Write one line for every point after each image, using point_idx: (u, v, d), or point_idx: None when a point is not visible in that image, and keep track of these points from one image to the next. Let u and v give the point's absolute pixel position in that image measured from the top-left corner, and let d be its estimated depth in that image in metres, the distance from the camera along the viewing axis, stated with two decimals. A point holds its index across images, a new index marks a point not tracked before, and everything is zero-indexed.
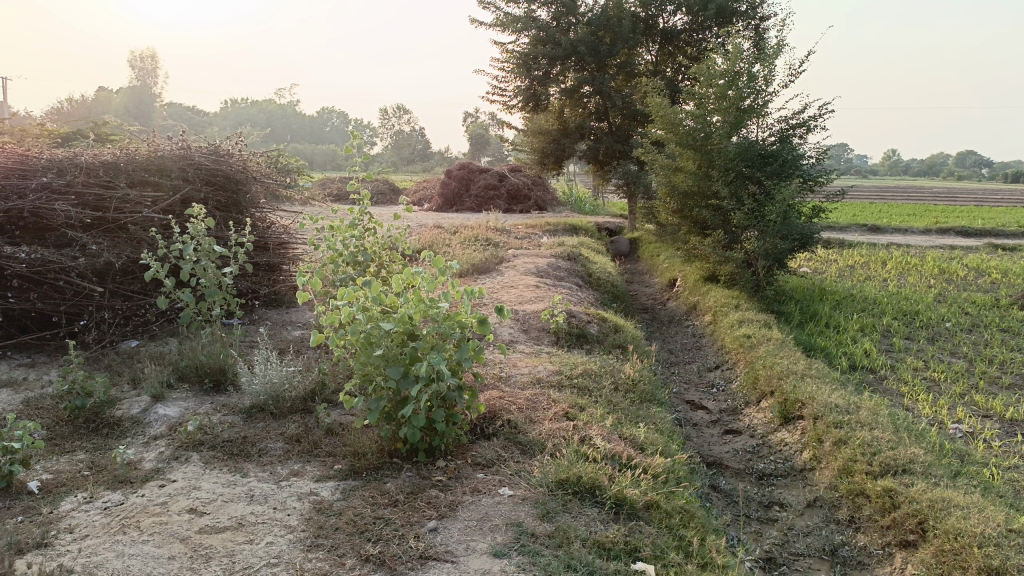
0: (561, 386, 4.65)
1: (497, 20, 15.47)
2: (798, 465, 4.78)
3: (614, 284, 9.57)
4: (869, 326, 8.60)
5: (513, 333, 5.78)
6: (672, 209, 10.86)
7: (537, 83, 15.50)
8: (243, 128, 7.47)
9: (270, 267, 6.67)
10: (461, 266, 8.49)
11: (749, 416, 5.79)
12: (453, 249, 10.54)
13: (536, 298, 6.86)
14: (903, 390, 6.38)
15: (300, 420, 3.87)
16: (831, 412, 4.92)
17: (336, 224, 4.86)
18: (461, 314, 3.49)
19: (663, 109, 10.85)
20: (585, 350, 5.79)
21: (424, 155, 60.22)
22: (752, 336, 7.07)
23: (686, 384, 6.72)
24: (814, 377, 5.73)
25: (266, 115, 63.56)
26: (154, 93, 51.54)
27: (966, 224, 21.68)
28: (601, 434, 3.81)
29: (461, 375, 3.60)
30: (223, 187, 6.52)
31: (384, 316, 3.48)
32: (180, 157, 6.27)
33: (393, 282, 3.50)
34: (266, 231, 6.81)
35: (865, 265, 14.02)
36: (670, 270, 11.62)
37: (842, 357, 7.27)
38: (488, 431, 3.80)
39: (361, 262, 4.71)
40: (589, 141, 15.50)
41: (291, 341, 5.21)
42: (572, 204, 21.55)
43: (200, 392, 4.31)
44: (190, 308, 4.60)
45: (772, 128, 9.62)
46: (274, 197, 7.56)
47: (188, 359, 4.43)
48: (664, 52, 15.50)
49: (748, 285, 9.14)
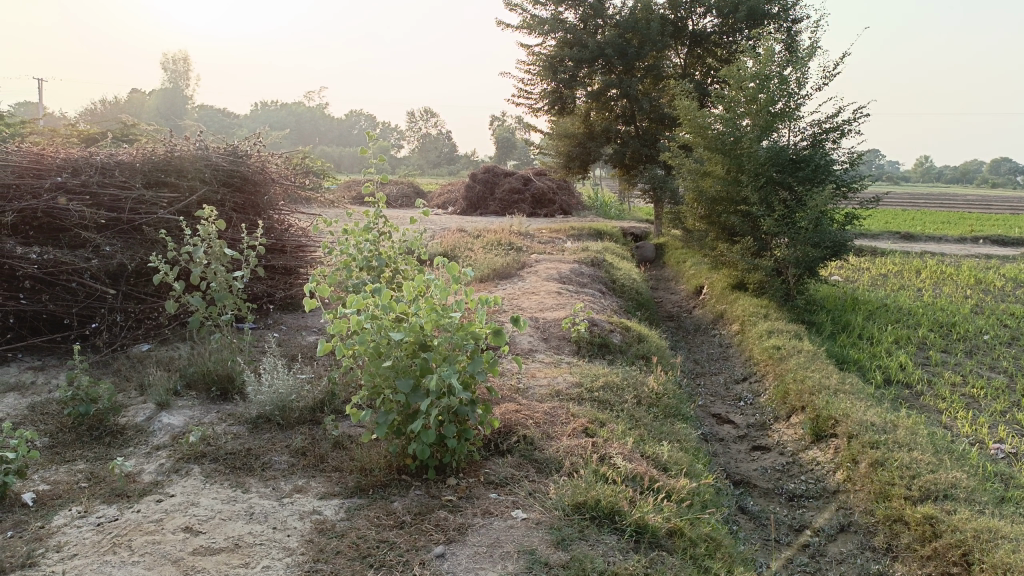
0: (581, 399, 4.44)
1: (524, 22, 15.32)
2: (831, 486, 4.54)
3: (639, 290, 9.35)
4: (904, 338, 8.28)
5: (532, 341, 5.59)
6: (700, 215, 10.61)
7: (563, 86, 15.32)
8: (263, 128, 7.36)
9: (286, 270, 6.54)
10: (482, 271, 8.32)
11: (778, 432, 5.54)
12: (475, 253, 10.38)
13: (558, 305, 6.66)
14: (941, 407, 6.09)
15: (307, 432, 3.71)
16: (867, 431, 4.66)
17: (350, 228, 4.71)
18: (475, 325, 3.31)
19: (691, 113, 10.61)
20: (608, 360, 5.58)
21: (450, 158, 60.26)
22: (782, 348, 6.81)
23: (712, 397, 6.49)
24: (847, 393, 5.47)
25: (295, 118, 64.02)
26: (185, 95, 52.09)
27: (1002, 233, 21.08)
28: (622, 452, 3.60)
29: (474, 389, 3.41)
30: (240, 188, 6.39)
31: (394, 325, 3.31)
32: (197, 158, 6.15)
33: (405, 289, 3.33)
34: (283, 234, 6.68)
35: (898, 274, 13.64)
36: (697, 277, 11.36)
37: (876, 370, 6.99)
38: (503, 447, 3.61)
39: (376, 267, 4.49)
40: (616, 145, 15.28)
41: (303, 348, 5.06)
42: (597, 209, 21.31)
43: (206, 400, 4.16)
44: (199, 313, 4.47)
45: (804, 133, 9.34)
46: (293, 199, 7.43)
47: (196, 366, 4.29)
48: (693, 55, 15.24)
49: (778, 294, 8.86)
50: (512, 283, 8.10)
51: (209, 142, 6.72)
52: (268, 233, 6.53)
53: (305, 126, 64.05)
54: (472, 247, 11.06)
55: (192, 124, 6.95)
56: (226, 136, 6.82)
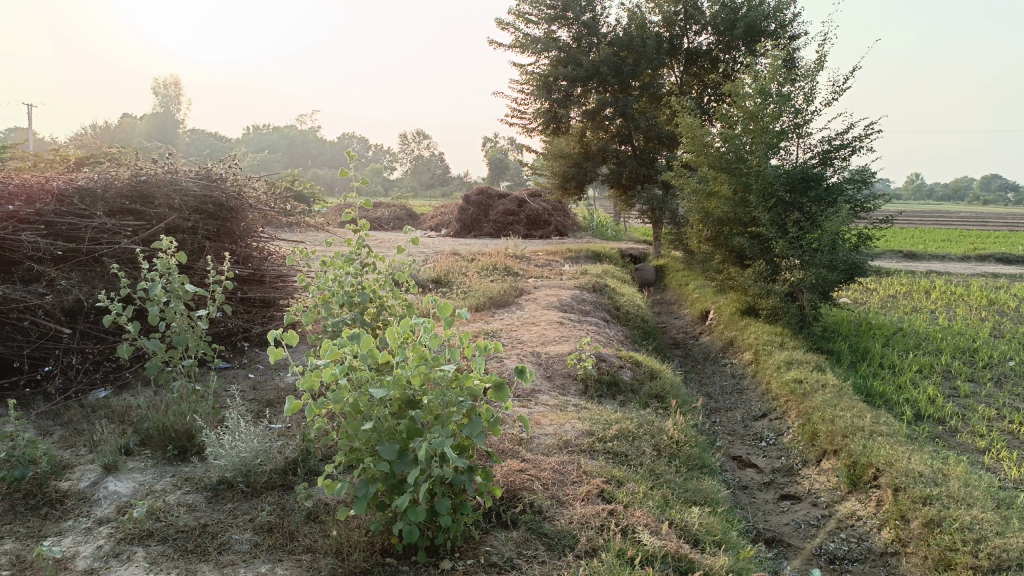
0: (593, 452, 3.90)
1: (517, 41, 14.93)
2: (877, 547, 4.01)
3: (644, 318, 8.83)
4: (928, 367, 7.77)
5: (535, 381, 5.05)
6: (705, 237, 10.12)
7: (558, 106, 14.89)
8: (239, 149, 6.82)
9: (264, 303, 6.00)
10: (477, 300, 7.81)
11: (808, 480, 5.00)
12: (469, 280, 9.86)
13: (560, 338, 6.12)
14: (981, 446, 5.56)
15: (276, 501, 3.17)
16: (916, 483, 4.13)
17: (328, 260, 4.15)
18: (472, 377, 2.79)
19: (694, 131, 10.15)
20: (619, 401, 5.04)
21: (443, 180, 59.86)
22: (803, 382, 6.29)
23: (730, 437, 5.95)
24: (884, 435, 4.94)
25: (287, 142, 63.71)
26: (177, 119, 51.68)
27: (1006, 251, 20.61)
28: (647, 524, 3.07)
29: (472, 453, 2.87)
30: (214, 215, 5.87)
31: (377, 379, 2.79)
32: (167, 183, 5.62)
33: (389, 335, 2.80)
34: (261, 264, 6.15)
35: (908, 296, 13.15)
36: (702, 301, 10.86)
37: (904, 405, 6.46)
38: (507, 517, 3.06)
39: (358, 303, 3.95)
40: (612, 165, 14.79)
41: (280, 394, 4.50)
42: (594, 230, 20.85)
43: (161, 460, 3.60)
44: (157, 358, 3.91)
45: (813, 149, 8.85)
46: (272, 224, 6.91)
47: (152, 420, 3.74)
48: (690, 73, 14.85)
49: (793, 321, 8.35)
50: (510, 312, 7.58)
51: (181, 165, 6.20)
52: (245, 262, 6.00)
53: (297, 148, 63.72)
54: (467, 273, 10.55)
55: (162, 145, 6.44)
56: (197, 158, 6.29)
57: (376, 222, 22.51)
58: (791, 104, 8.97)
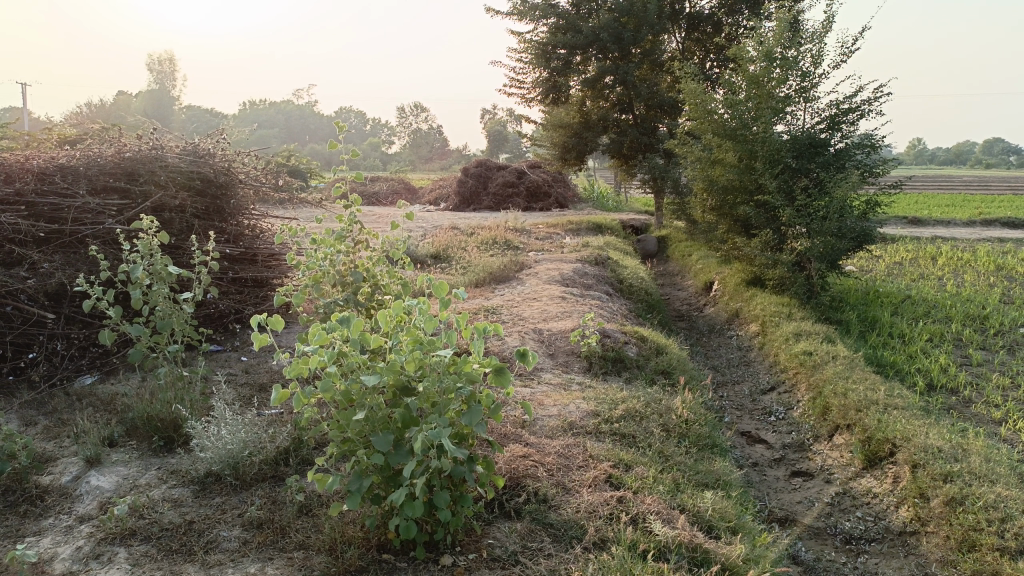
0: (599, 434, 3.74)
1: (514, 8, 14.56)
2: (895, 527, 3.87)
3: (648, 290, 8.66)
4: (938, 335, 7.60)
5: (537, 359, 4.88)
6: (709, 206, 9.90)
7: (557, 74, 14.56)
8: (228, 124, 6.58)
9: (257, 282, 5.81)
10: (477, 275, 7.63)
11: (821, 455, 4.85)
12: (468, 254, 9.66)
13: (563, 314, 5.94)
14: (997, 416, 5.40)
15: (266, 494, 3.01)
16: (936, 460, 3.96)
17: (318, 237, 3.95)
18: (470, 362, 2.60)
19: (697, 97, 9.88)
20: (625, 378, 4.88)
21: (442, 153, 59.34)
22: (813, 354, 6.12)
23: (738, 411, 5.79)
24: (900, 409, 4.78)
25: (283, 117, 63.15)
26: (172, 96, 51.12)
27: (1011, 214, 20.35)
28: (658, 512, 2.91)
29: (472, 442, 2.70)
30: (202, 192, 5.65)
31: (368, 365, 2.60)
32: (153, 159, 5.41)
33: (381, 320, 2.61)
34: (253, 243, 5.95)
35: (914, 262, 12.95)
36: (706, 272, 10.68)
37: (916, 375, 6.30)
38: (509, 507, 2.90)
39: (351, 282, 3.86)
40: (613, 134, 14.50)
41: (273, 379, 4.34)
42: (594, 201, 20.60)
43: (147, 452, 3.44)
44: (141, 344, 3.74)
45: (820, 114, 8.59)
46: (265, 200, 6.71)
47: (137, 409, 3.57)
48: (691, 38, 14.52)
49: (801, 291, 8.16)
50: (510, 287, 7.40)
51: (166, 140, 5.97)
52: (236, 241, 5.80)
53: (294, 124, 63.13)
54: (466, 247, 10.35)
55: (148, 121, 6.20)
56: (184, 133, 6.06)
57: (375, 196, 22.26)
58: (797, 67, 8.69)
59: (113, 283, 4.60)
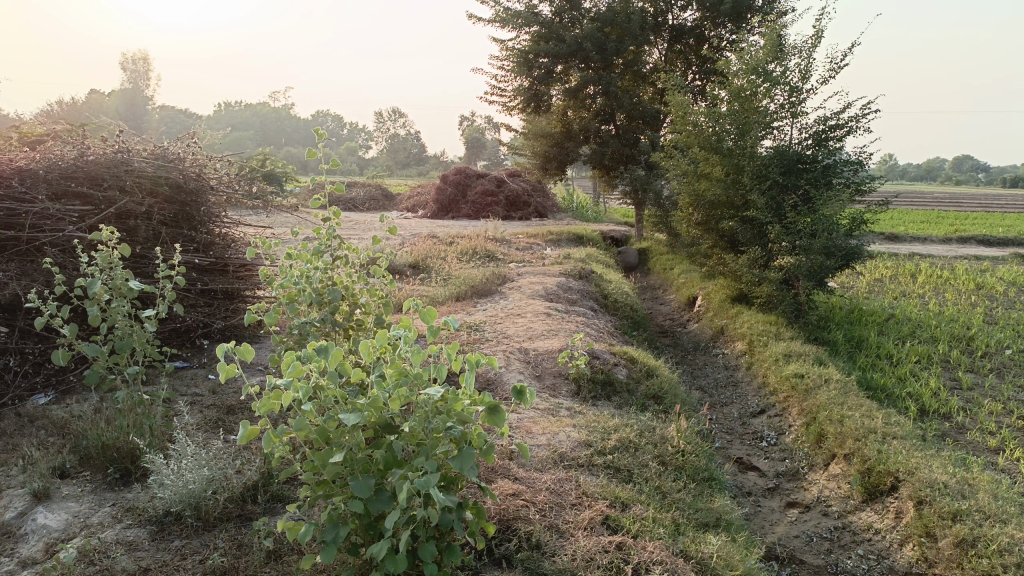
0: (592, 467, 3.52)
1: (497, 15, 14.36)
2: (900, 566, 3.68)
3: (632, 306, 8.47)
4: (926, 356, 7.47)
5: (523, 382, 4.66)
6: (694, 221, 9.74)
7: (539, 83, 14.39)
8: (199, 127, 6.26)
9: (227, 295, 5.52)
10: (458, 288, 7.41)
11: (817, 485, 4.66)
12: (448, 265, 9.42)
13: (549, 332, 5.72)
14: (993, 445, 5.25)
15: (232, 537, 2.73)
16: (942, 496, 3.79)
17: (294, 252, 3.67)
18: (462, 399, 2.33)
19: (682, 109, 9.73)
20: (615, 404, 4.66)
21: (420, 159, 58.95)
22: (805, 377, 5.94)
23: (728, 435, 5.59)
24: (899, 439, 4.60)
25: (260, 120, 62.49)
26: (146, 95, 50.21)
27: (986, 232, 20.50)
28: (661, 561, 2.69)
29: (462, 484, 2.43)
30: (170, 198, 5.35)
31: (348, 401, 2.34)
32: (117, 163, 5.10)
33: (363, 351, 2.35)
34: (223, 252, 5.66)
35: (894, 279, 12.90)
36: (689, 286, 10.52)
37: (907, 399, 6.15)
38: (500, 554, 2.65)
39: (329, 301, 3.48)
40: (594, 144, 14.31)
41: (242, 403, 4.05)
42: (574, 211, 20.43)
43: (100, 486, 3.14)
44: (98, 365, 3.43)
45: (807, 129, 8.44)
46: (238, 207, 6.42)
47: (92, 438, 3.27)
48: (674, 50, 14.40)
49: (788, 310, 8.01)
50: (493, 302, 7.16)
51: (134, 143, 5.65)
52: (205, 251, 5.51)
53: (270, 127, 62.42)
54: (446, 257, 10.09)
55: (115, 122, 5.88)
56: (153, 136, 5.74)
57: (351, 203, 21.94)
58: (784, 81, 8.55)
59: (70, 297, 4.31)
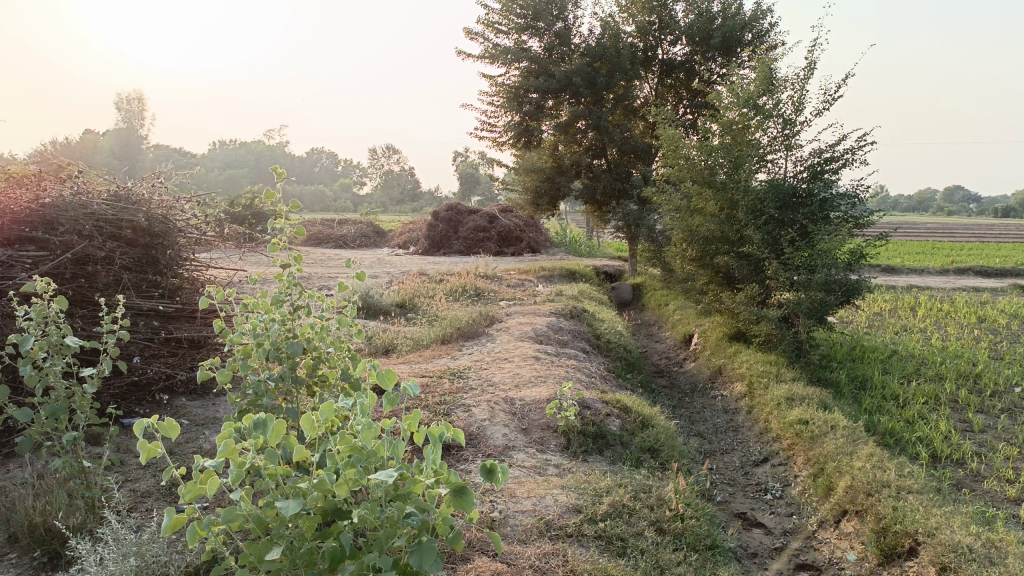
0: (581, 538, 3.17)
1: (486, 52, 14.25)
2: None
3: (626, 346, 8.16)
4: (933, 396, 7.14)
5: (508, 436, 4.31)
6: (689, 257, 9.46)
7: (529, 118, 14.24)
8: (166, 165, 5.97)
9: (192, 343, 5.20)
10: (443, 331, 7.09)
11: (828, 546, 4.30)
12: (435, 304, 9.11)
13: (537, 379, 5.38)
14: (1013, 495, 4.91)
15: None
16: (968, 563, 3.44)
17: (252, 301, 3.33)
18: (423, 481, 1.95)
19: (674, 143, 9.50)
20: (607, 459, 4.32)
21: (414, 195, 58.91)
22: (810, 423, 5.60)
23: (729, 487, 5.23)
24: (915, 493, 4.25)
25: (254, 158, 62.58)
26: (140, 135, 50.27)
27: (983, 263, 20.23)
28: None
29: None
30: (133, 242, 5.03)
31: (290, 485, 1.98)
32: (76, 206, 4.79)
33: (307, 426, 1.98)
34: (189, 297, 5.34)
35: (894, 313, 12.63)
36: (685, 324, 10.22)
37: (918, 445, 5.81)
38: None
39: (289, 355, 3.12)
40: (586, 179, 14.09)
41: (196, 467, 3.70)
42: (567, 246, 20.20)
43: (24, 571, 2.79)
44: (30, 432, 3.09)
45: (802, 162, 8.17)
46: (210, 250, 6.10)
47: (19, 517, 2.92)
48: (665, 84, 14.27)
49: (788, 349, 7.71)
50: (480, 345, 6.83)
51: (96, 184, 5.35)
52: (170, 297, 5.19)
53: (264, 165, 62.39)
54: (434, 297, 9.77)
55: (77, 162, 5.58)
56: (118, 176, 5.44)
57: (342, 239, 21.68)
58: (778, 114, 8.27)
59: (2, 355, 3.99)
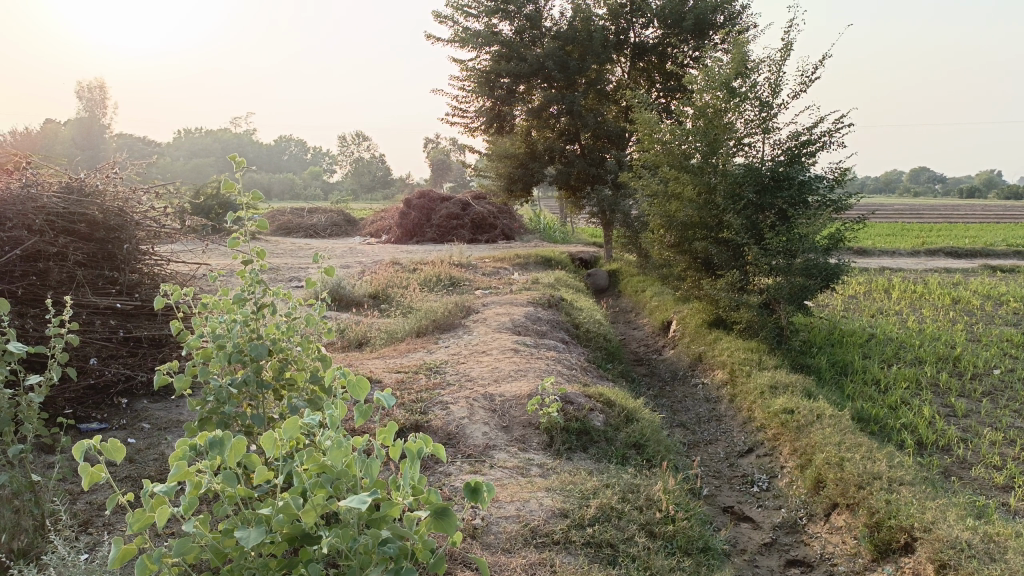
0: (568, 545, 3.00)
1: (456, 35, 13.95)
2: None
3: (605, 335, 8.01)
4: (914, 380, 7.08)
5: (488, 434, 4.12)
6: (667, 243, 9.32)
7: (501, 103, 13.99)
8: (122, 154, 5.66)
9: (152, 341, 4.93)
10: (417, 323, 6.86)
11: (818, 540, 4.19)
12: (409, 295, 8.86)
13: (516, 373, 5.19)
14: (1001, 482, 4.84)
15: None
16: (967, 559, 3.33)
17: (213, 300, 3.09)
18: (400, 503, 1.75)
19: (650, 127, 9.33)
20: (591, 456, 4.15)
21: (385, 182, 58.25)
22: (795, 412, 5.49)
23: (714, 480, 5.09)
24: (907, 484, 4.15)
25: (221, 147, 61.42)
26: (102, 124, 49.06)
27: (953, 244, 20.37)
28: None
29: None
30: (87, 237, 4.76)
31: (251, 511, 1.77)
32: (25, 199, 4.50)
33: (268, 445, 1.77)
34: (148, 292, 5.07)
35: (869, 296, 12.62)
36: (663, 310, 10.09)
37: (902, 432, 5.72)
38: None
39: (252, 359, 2.89)
40: (560, 165, 13.88)
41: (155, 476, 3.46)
42: (541, 232, 20.01)
43: None
44: None
45: (780, 146, 8.04)
46: (170, 244, 5.81)
47: None
48: (637, 68, 14.07)
49: (769, 335, 7.60)
50: (456, 337, 6.62)
51: (46, 175, 5.05)
52: (128, 293, 4.92)
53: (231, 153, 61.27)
54: (408, 287, 9.52)
55: (25, 152, 5.26)
56: (70, 167, 5.15)
57: (312, 229, 21.26)
58: (754, 97, 8.13)
59: None
